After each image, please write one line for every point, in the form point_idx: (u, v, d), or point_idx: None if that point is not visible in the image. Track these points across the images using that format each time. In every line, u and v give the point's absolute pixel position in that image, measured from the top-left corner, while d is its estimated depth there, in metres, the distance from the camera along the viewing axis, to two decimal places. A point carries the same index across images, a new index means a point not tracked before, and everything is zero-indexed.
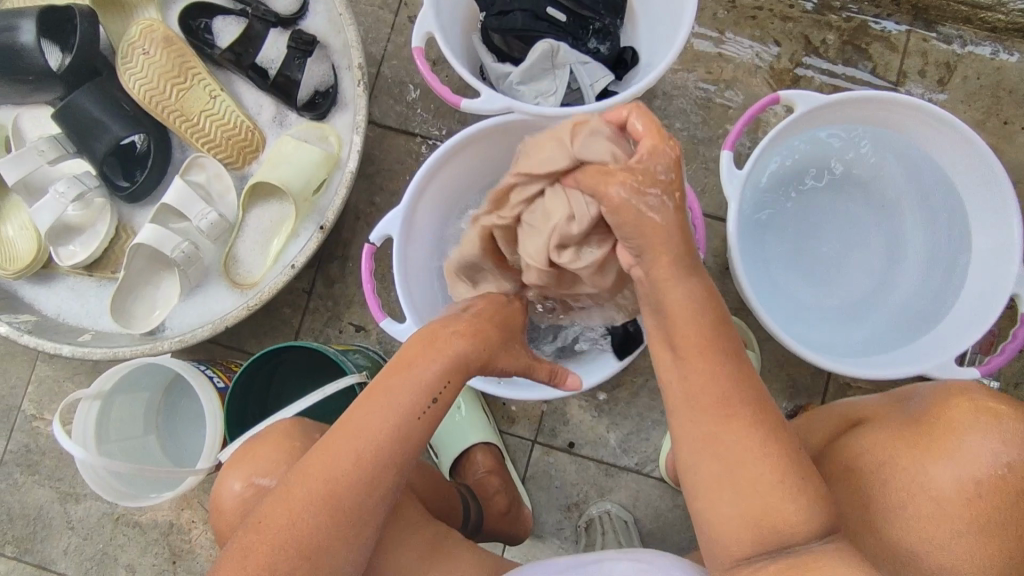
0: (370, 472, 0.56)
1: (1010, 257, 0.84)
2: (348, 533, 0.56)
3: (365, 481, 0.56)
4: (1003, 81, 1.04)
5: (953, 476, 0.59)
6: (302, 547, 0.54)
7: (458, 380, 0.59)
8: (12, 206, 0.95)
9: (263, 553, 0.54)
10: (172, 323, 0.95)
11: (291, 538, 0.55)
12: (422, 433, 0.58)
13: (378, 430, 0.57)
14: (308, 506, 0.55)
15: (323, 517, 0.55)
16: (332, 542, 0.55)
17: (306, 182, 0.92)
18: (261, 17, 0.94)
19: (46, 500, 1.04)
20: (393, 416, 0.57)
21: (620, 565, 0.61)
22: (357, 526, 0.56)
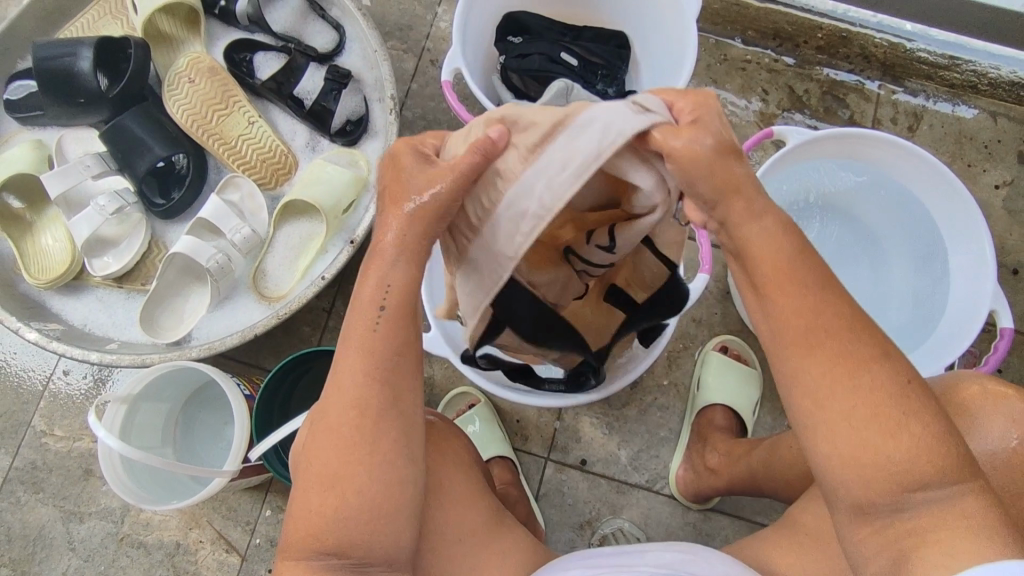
0: (359, 393, 0.52)
1: (983, 274, 0.92)
2: (365, 457, 0.52)
3: (357, 403, 0.52)
4: (964, 130, 1.17)
5: (974, 451, 0.62)
6: (327, 481, 0.52)
7: (405, 278, 0.54)
8: (51, 216, 1.01)
9: (302, 499, 0.53)
10: (198, 334, 0.97)
11: (318, 477, 0.52)
12: (388, 339, 0.53)
13: (349, 356, 0.53)
14: (319, 443, 0.53)
15: (335, 449, 0.52)
16: (351, 470, 0.51)
17: (338, 201, 0.97)
18: (303, 53, 1.03)
19: (49, 519, 1.01)
20: (360, 335, 0.53)
21: (665, 555, 0.60)
22: (368, 444, 0.52)
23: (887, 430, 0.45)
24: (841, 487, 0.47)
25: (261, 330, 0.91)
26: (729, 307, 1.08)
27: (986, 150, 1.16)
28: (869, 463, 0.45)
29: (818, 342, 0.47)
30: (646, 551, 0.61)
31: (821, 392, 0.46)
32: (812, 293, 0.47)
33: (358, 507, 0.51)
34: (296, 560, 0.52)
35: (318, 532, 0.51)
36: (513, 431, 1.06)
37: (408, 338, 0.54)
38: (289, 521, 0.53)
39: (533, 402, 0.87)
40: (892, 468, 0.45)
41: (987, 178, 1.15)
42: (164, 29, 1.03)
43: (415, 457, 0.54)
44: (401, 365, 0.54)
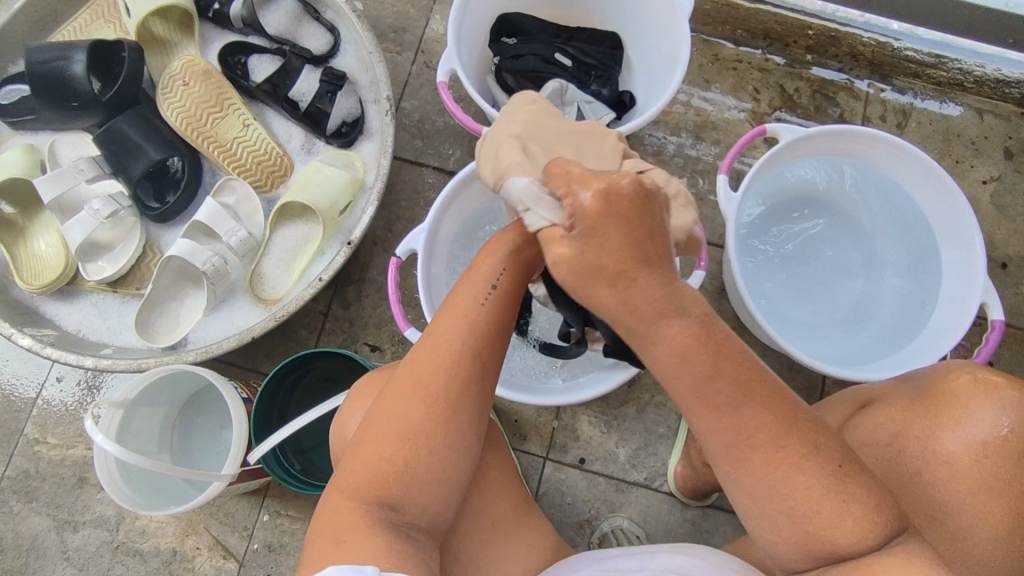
0: (453, 362, 0.57)
1: (975, 268, 0.93)
2: (444, 418, 0.57)
3: (452, 371, 0.57)
4: (951, 127, 1.18)
5: (962, 443, 0.62)
6: (404, 433, 0.56)
7: (515, 272, 0.60)
8: (44, 221, 1.00)
9: (372, 446, 0.57)
10: (194, 337, 0.97)
11: (399, 427, 0.56)
12: (489, 316, 0.59)
13: (448, 329, 0.58)
14: (404, 399, 0.57)
15: (416, 405, 0.57)
16: (431, 428, 0.56)
17: (334, 203, 0.97)
18: (298, 55, 1.03)
19: (42, 528, 1.00)
20: (464, 313, 0.58)
21: (676, 558, 0.61)
22: (450, 409, 0.57)
23: (808, 493, 0.51)
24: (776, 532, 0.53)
25: (258, 332, 0.91)
26: (724, 304, 1.09)
27: (973, 147, 1.18)
28: (800, 504, 0.51)
29: (718, 418, 0.52)
30: (655, 554, 0.62)
31: (745, 460, 0.52)
32: (692, 372, 0.51)
33: (423, 464, 0.56)
34: (354, 501, 0.54)
35: (385, 478, 0.55)
36: (512, 430, 1.06)
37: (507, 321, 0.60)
38: (353, 463, 0.57)
39: (534, 400, 0.87)
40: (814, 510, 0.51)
41: (975, 174, 1.17)
42: (158, 32, 1.03)
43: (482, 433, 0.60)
44: (493, 350, 0.59)
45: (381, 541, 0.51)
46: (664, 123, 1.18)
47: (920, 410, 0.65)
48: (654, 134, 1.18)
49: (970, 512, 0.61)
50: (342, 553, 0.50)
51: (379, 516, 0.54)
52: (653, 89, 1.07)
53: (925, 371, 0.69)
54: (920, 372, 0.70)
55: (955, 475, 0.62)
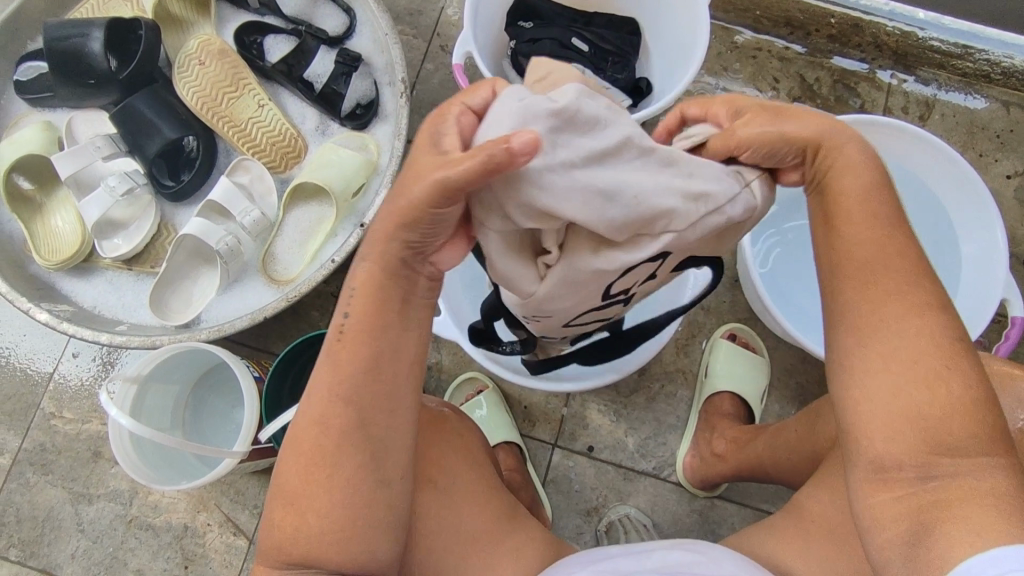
0: (335, 418, 0.51)
1: (997, 263, 0.91)
2: (325, 479, 0.51)
3: (327, 426, 0.51)
4: (976, 120, 1.16)
5: None
6: (290, 499, 0.51)
7: (384, 306, 0.51)
8: (61, 198, 1.01)
9: (279, 518, 0.52)
10: (207, 316, 0.97)
11: (283, 496, 0.52)
12: (354, 356, 0.51)
13: (309, 405, 0.52)
14: (289, 466, 0.52)
15: (299, 468, 0.51)
16: (314, 488, 0.51)
17: (347, 185, 0.97)
18: (313, 36, 1.03)
19: (58, 500, 1.02)
20: (328, 371, 0.51)
21: (674, 553, 0.62)
22: (334, 464, 0.51)
23: (929, 383, 0.46)
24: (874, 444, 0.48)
25: (271, 313, 0.91)
26: (738, 295, 1.07)
27: (999, 140, 1.15)
28: (914, 420, 0.46)
29: (876, 281, 0.49)
30: (653, 551, 0.63)
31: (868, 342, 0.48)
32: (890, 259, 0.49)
33: (326, 519, 0.51)
34: (268, 567, 0.53)
35: (285, 540, 0.51)
36: (521, 416, 1.06)
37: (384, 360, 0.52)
38: (264, 531, 0.54)
39: (543, 386, 0.88)
40: (922, 427, 0.46)
41: (999, 168, 1.14)
42: (174, 10, 1.02)
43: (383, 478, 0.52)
44: (372, 388, 0.51)
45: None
46: None
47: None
48: None
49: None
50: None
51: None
52: (669, 76, 1.05)
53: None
54: None
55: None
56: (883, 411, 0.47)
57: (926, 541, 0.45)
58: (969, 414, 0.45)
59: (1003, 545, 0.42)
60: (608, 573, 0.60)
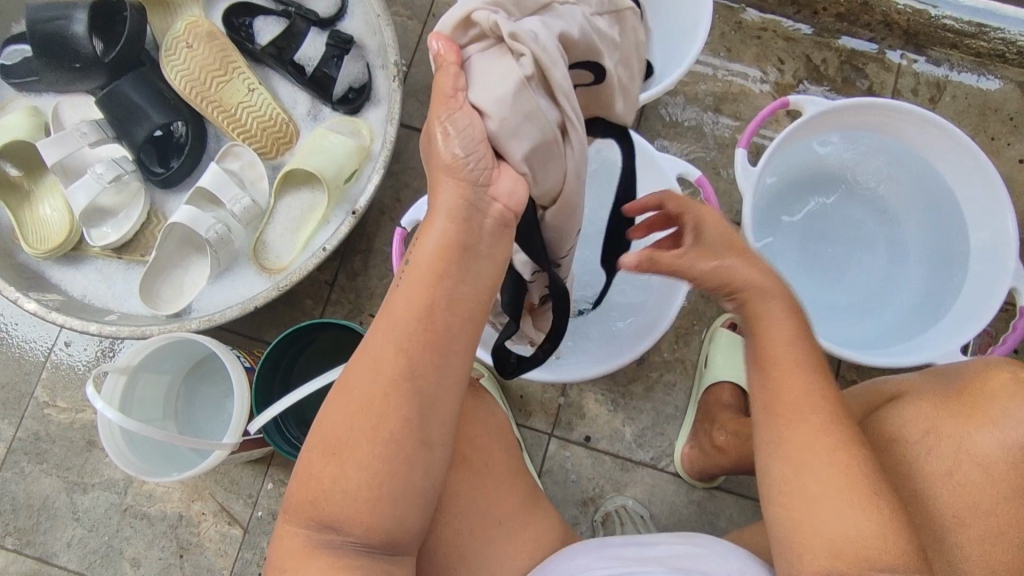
0: (381, 378, 0.50)
1: (1006, 250, 0.88)
2: (372, 434, 0.50)
3: (375, 381, 0.50)
4: (989, 102, 1.12)
5: (996, 436, 0.59)
6: (331, 450, 0.51)
7: (447, 260, 0.50)
8: (48, 184, 0.99)
9: (313, 467, 0.51)
10: (199, 305, 0.96)
11: (325, 446, 0.51)
12: (414, 316, 0.50)
13: (360, 357, 0.51)
14: (331, 417, 0.51)
15: (343, 421, 0.51)
16: (358, 441, 0.50)
17: (339, 171, 0.95)
18: (303, 17, 1.00)
19: (52, 489, 1.02)
20: (386, 326, 0.50)
21: (675, 547, 0.61)
22: (377, 422, 0.50)
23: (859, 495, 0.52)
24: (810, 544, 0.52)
25: (261, 302, 0.89)
26: None
27: (1012, 123, 1.11)
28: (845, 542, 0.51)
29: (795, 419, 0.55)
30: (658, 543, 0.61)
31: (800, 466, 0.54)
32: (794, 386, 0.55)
33: (363, 478, 0.50)
34: (296, 525, 0.52)
35: (317, 499, 0.51)
36: (517, 406, 1.04)
37: (434, 325, 0.50)
38: (294, 483, 0.53)
39: (544, 377, 0.86)
40: (854, 539, 0.51)
41: (1011, 152, 1.11)
42: None
43: (423, 437, 0.51)
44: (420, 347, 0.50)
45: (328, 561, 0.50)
46: (681, 94, 1.13)
47: (963, 408, 0.61)
48: (673, 104, 1.13)
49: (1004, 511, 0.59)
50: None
51: (323, 538, 0.51)
52: (671, 57, 1.01)
53: (958, 366, 0.66)
54: (954, 364, 0.66)
55: (987, 476, 0.59)
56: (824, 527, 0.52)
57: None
58: (873, 518, 0.51)
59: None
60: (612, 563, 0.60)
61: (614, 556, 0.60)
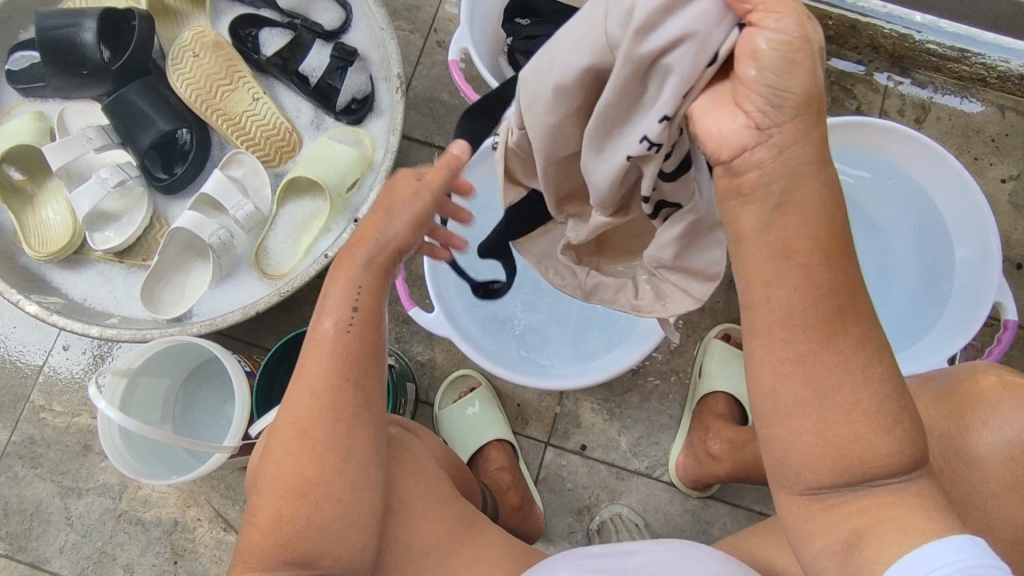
0: (334, 419, 0.50)
1: (990, 265, 0.91)
2: (335, 467, 0.50)
3: (331, 413, 0.50)
4: (971, 123, 1.16)
5: (989, 446, 0.61)
6: (293, 489, 0.50)
7: (375, 289, 0.52)
8: (52, 189, 1.00)
9: (271, 508, 0.50)
10: (199, 310, 0.97)
11: (283, 485, 0.50)
12: (359, 348, 0.51)
13: (299, 390, 0.51)
14: (288, 454, 0.50)
15: (300, 456, 0.50)
16: (322, 476, 0.50)
17: (342, 180, 0.96)
18: (309, 29, 1.02)
19: (47, 494, 1.01)
20: (328, 361, 0.50)
21: (649, 549, 0.62)
22: (341, 454, 0.50)
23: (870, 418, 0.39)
24: (798, 449, 0.40)
25: (263, 307, 0.90)
26: (733, 295, 1.07)
27: (994, 144, 1.15)
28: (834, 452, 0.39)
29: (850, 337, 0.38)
30: (634, 553, 0.61)
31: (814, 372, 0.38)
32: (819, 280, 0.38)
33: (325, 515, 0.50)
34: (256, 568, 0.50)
35: (284, 539, 0.50)
36: (514, 414, 1.06)
37: (371, 355, 0.52)
38: (250, 527, 0.51)
39: (540, 382, 0.88)
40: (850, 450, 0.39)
41: (994, 172, 1.15)
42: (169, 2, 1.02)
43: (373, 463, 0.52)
44: (364, 377, 0.52)
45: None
46: None
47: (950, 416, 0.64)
48: None
49: (990, 515, 0.60)
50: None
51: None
52: None
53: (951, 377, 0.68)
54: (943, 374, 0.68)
55: (978, 482, 0.61)
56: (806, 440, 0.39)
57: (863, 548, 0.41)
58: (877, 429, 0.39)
59: (938, 537, 0.40)
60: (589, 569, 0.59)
61: (585, 563, 0.59)
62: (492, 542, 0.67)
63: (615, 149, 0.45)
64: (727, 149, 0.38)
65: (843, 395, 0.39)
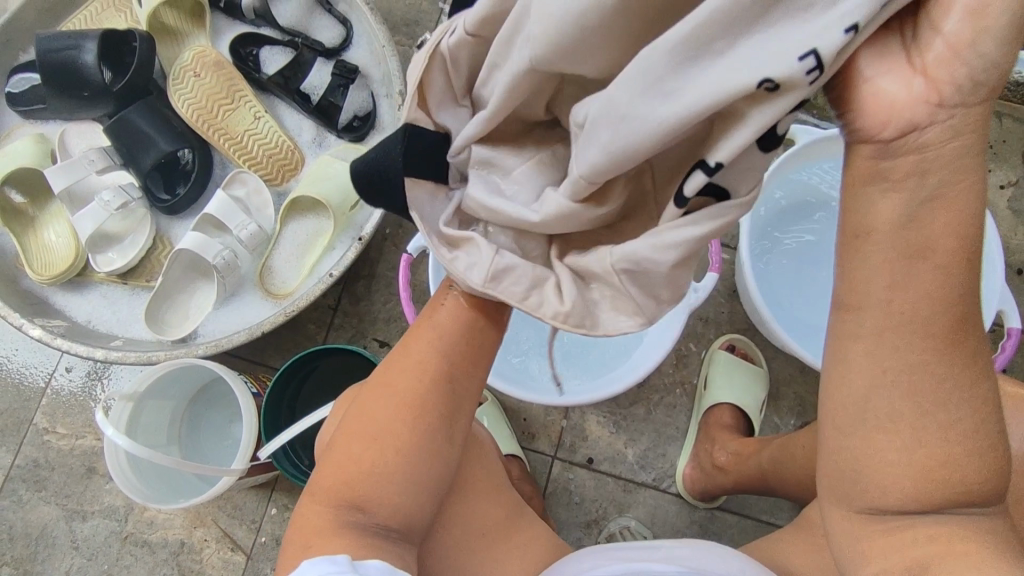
0: (427, 386, 0.56)
1: (993, 276, 0.91)
2: (417, 425, 0.55)
3: (431, 375, 0.57)
4: None
5: None
6: (374, 433, 0.55)
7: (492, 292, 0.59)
8: (53, 212, 1.00)
9: (355, 451, 0.56)
10: (204, 330, 0.96)
11: (369, 428, 0.56)
12: (467, 332, 0.58)
13: (410, 351, 0.58)
14: (383, 404, 0.56)
15: (392, 409, 0.56)
16: (403, 430, 0.55)
17: (345, 199, 0.96)
18: (310, 47, 1.02)
19: (52, 518, 1.00)
20: (438, 333, 0.58)
21: (678, 549, 0.61)
22: (428, 413, 0.56)
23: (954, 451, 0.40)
24: (873, 470, 0.42)
25: (268, 328, 0.90)
26: (736, 306, 1.07)
27: (992, 150, 1.16)
28: (917, 477, 0.41)
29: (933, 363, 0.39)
30: (658, 546, 0.62)
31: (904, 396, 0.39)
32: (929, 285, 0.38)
33: (393, 466, 0.54)
34: (322, 504, 0.55)
35: (350, 481, 0.55)
36: (520, 428, 1.06)
37: (474, 346, 0.59)
38: (327, 464, 0.57)
39: (548, 399, 0.87)
40: (933, 476, 0.40)
41: (992, 178, 1.15)
42: (169, 22, 1.02)
43: (451, 439, 0.57)
44: (463, 355, 0.58)
45: (352, 539, 0.52)
46: None
47: None
48: None
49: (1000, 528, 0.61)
50: (309, 554, 0.52)
51: (347, 520, 0.53)
52: None
53: None
54: None
55: None
56: (893, 466, 0.41)
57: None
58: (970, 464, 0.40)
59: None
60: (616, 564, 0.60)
61: (614, 556, 0.61)
62: (535, 533, 0.68)
63: (694, 80, 0.35)
64: (896, 128, 0.35)
65: (931, 412, 0.40)
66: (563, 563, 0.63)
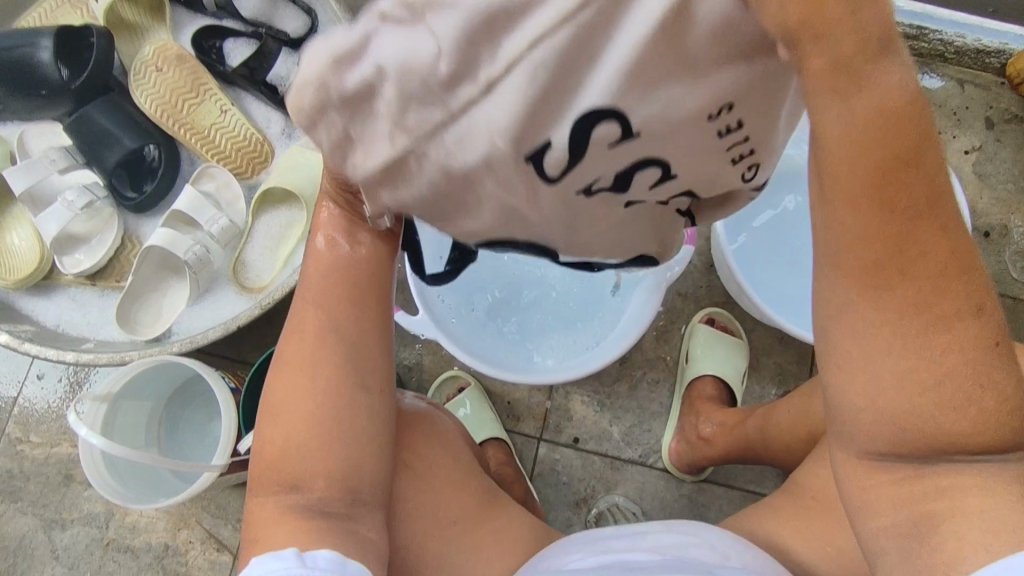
0: (319, 340, 0.55)
1: None
2: (323, 386, 0.54)
3: (324, 335, 0.55)
4: (933, 99, 1.18)
5: None
6: (286, 411, 0.54)
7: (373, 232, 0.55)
8: (16, 214, 0.97)
9: (276, 436, 0.54)
10: (178, 328, 0.95)
11: (281, 408, 0.54)
12: (348, 283, 0.56)
13: (300, 323, 0.56)
14: (291, 381, 0.55)
15: (298, 379, 0.54)
16: (310, 399, 0.54)
17: (316, 188, 0.95)
18: (274, 37, 1.00)
19: (29, 528, 0.98)
20: (318, 298, 0.56)
21: (664, 536, 0.61)
22: (328, 371, 0.54)
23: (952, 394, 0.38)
24: (862, 423, 0.41)
25: (244, 320, 0.88)
26: (714, 280, 1.08)
27: (955, 117, 1.18)
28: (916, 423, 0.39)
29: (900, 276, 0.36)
30: (646, 534, 0.62)
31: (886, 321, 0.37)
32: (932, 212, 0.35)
33: (314, 445, 0.53)
34: (263, 496, 0.54)
35: (278, 461, 0.54)
36: (505, 412, 1.06)
37: (356, 294, 0.56)
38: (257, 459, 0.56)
39: (527, 379, 0.87)
40: (936, 427, 0.39)
41: (957, 144, 1.17)
42: (127, 17, 1.00)
43: (366, 386, 0.55)
44: (346, 308, 0.56)
45: (296, 522, 0.51)
46: None
47: None
48: None
49: None
50: (258, 551, 0.51)
51: (286, 502, 0.52)
52: None
53: None
54: None
55: None
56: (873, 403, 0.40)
57: (930, 543, 0.41)
58: (973, 406, 0.38)
59: (1016, 551, 0.38)
60: (599, 553, 0.60)
61: (599, 547, 0.61)
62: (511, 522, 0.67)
63: None
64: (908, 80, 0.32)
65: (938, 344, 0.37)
66: (546, 556, 0.63)
